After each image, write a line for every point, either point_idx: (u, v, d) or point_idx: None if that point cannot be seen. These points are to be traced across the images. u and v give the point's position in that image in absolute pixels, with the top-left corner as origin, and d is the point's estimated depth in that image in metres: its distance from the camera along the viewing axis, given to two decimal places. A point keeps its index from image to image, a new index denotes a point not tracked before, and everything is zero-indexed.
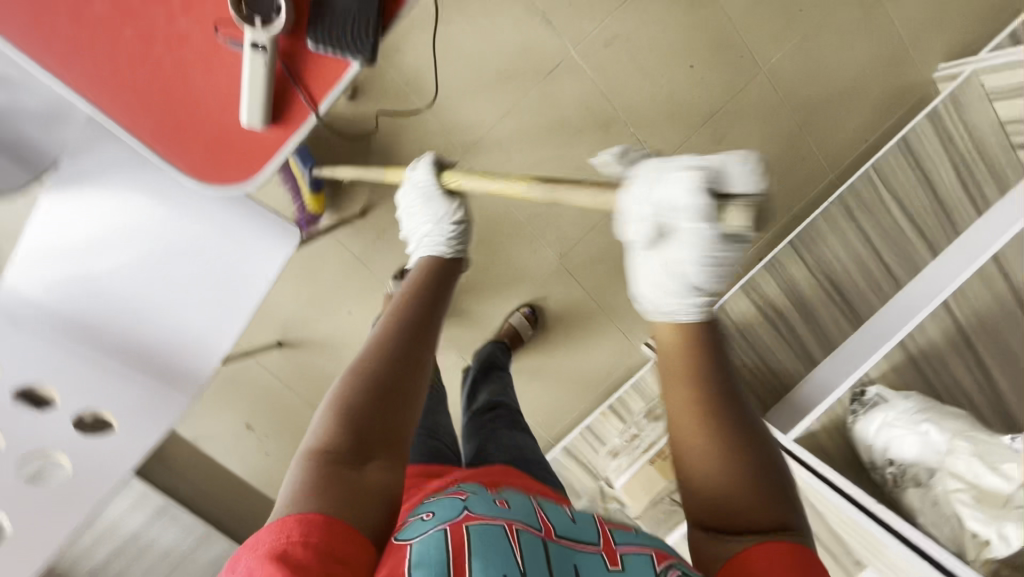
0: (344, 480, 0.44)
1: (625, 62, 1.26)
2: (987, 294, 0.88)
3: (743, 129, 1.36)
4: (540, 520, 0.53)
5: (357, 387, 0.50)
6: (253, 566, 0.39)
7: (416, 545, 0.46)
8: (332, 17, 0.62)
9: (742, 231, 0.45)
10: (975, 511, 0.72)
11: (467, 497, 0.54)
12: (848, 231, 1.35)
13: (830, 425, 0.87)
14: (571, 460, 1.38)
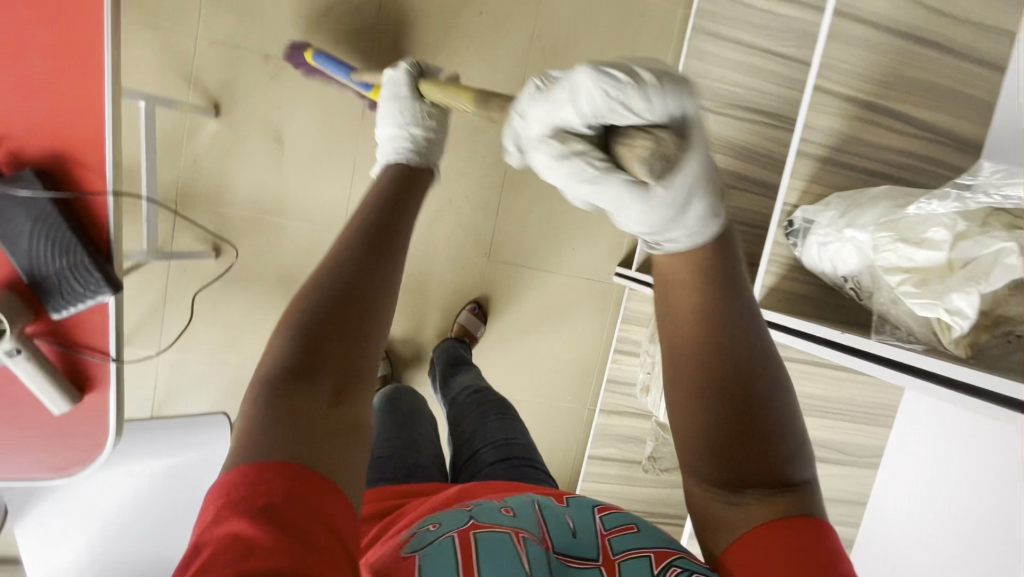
0: (303, 405, 0.39)
1: (419, 52, 1.21)
2: (852, 50, 0.79)
3: (569, 30, 1.28)
4: (539, 528, 0.50)
5: (315, 309, 0.44)
6: (221, 522, 0.33)
7: (430, 561, 0.44)
8: (54, 287, 0.75)
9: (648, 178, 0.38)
10: (914, 296, 0.59)
11: (471, 509, 0.52)
12: (726, 51, 1.25)
13: (783, 269, 0.83)
14: (616, 415, 1.38)
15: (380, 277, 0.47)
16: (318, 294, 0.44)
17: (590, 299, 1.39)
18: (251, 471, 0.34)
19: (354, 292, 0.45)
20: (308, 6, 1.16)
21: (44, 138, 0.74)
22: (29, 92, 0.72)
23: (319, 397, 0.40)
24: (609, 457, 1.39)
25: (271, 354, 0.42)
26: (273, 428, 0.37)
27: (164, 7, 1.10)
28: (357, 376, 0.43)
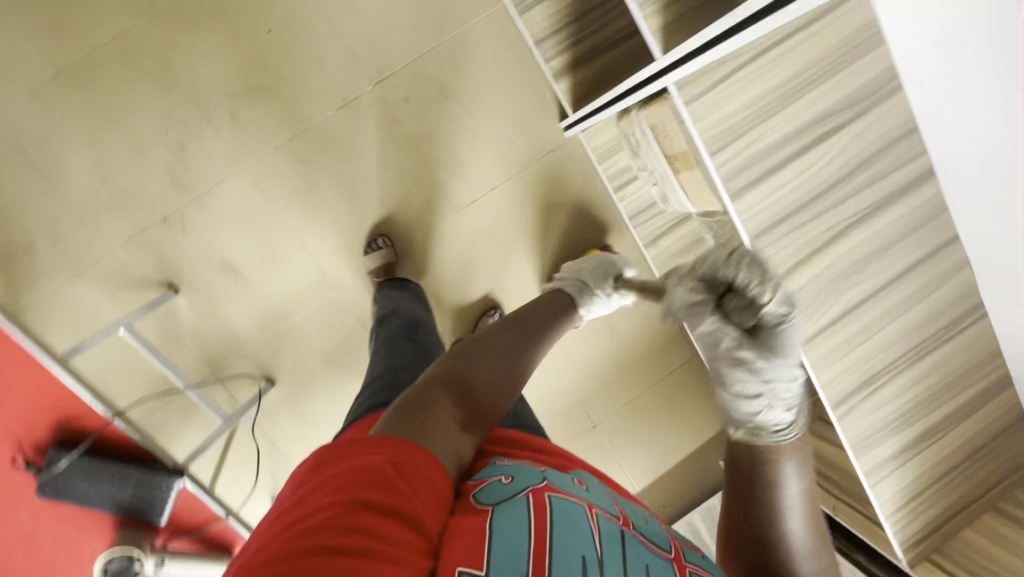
0: (440, 424, 0.53)
1: (260, 109, 1.22)
2: None
3: None
4: (618, 510, 0.55)
5: (482, 360, 0.60)
6: (340, 471, 0.45)
7: (500, 510, 0.48)
8: (138, 511, 1.20)
9: None
10: None
11: (543, 471, 0.55)
12: None
13: None
14: (661, 239, 1.32)
15: (514, 342, 0.64)
16: (465, 346, 0.62)
17: (562, 168, 1.36)
18: (382, 439, 0.48)
19: (516, 367, 0.62)
20: (154, 155, 1.19)
21: (46, 412, 1.13)
22: (5, 394, 1.08)
23: (446, 412, 0.54)
24: None
25: (438, 371, 0.59)
26: (397, 419, 0.52)
27: (71, 254, 1.19)
28: (480, 426, 0.57)
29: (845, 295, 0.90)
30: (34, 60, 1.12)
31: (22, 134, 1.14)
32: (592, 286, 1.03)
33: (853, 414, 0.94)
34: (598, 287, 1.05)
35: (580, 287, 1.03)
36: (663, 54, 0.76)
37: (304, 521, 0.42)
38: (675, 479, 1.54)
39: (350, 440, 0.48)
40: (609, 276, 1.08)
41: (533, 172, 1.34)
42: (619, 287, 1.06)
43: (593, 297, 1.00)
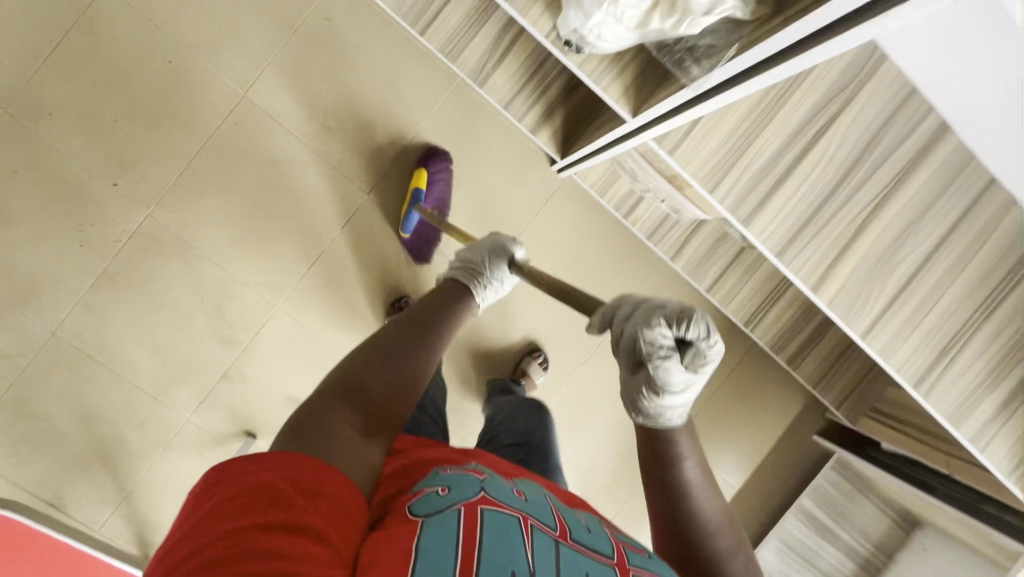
0: (344, 433, 0.52)
1: (274, 250, 1.28)
2: None
3: (312, 107, 1.25)
4: (557, 520, 0.52)
5: (359, 360, 0.62)
6: (231, 495, 0.43)
7: (429, 525, 0.46)
8: None
9: None
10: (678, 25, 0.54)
11: (481, 480, 0.53)
12: None
13: (615, 73, 0.74)
14: (684, 248, 1.28)
15: (401, 345, 0.66)
16: (358, 356, 0.63)
17: (566, 207, 1.36)
18: (281, 456, 0.46)
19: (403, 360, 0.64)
20: (197, 322, 1.27)
21: None
22: None
23: (349, 424, 0.54)
24: (720, 276, 1.28)
25: (328, 383, 0.59)
26: (297, 437, 0.50)
27: (155, 431, 1.29)
28: (383, 425, 0.57)
29: (892, 275, 0.86)
30: (73, 276, 1.22)
31: (83, 342, 1.24)
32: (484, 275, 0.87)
33: (936, 387, 0.89)
34: (493, 273, 0.88)
35: (463, 269, 0.88)
36: (634, 115, 0.75)
37: (194, 556, 0.39)
38: (770, 467, 1.51)
39: (245, 457, 0.46)
40: (502, 265, 0.89)
41: (432, 152, 1.27)
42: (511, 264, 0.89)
43: (487, 278, 0.87)
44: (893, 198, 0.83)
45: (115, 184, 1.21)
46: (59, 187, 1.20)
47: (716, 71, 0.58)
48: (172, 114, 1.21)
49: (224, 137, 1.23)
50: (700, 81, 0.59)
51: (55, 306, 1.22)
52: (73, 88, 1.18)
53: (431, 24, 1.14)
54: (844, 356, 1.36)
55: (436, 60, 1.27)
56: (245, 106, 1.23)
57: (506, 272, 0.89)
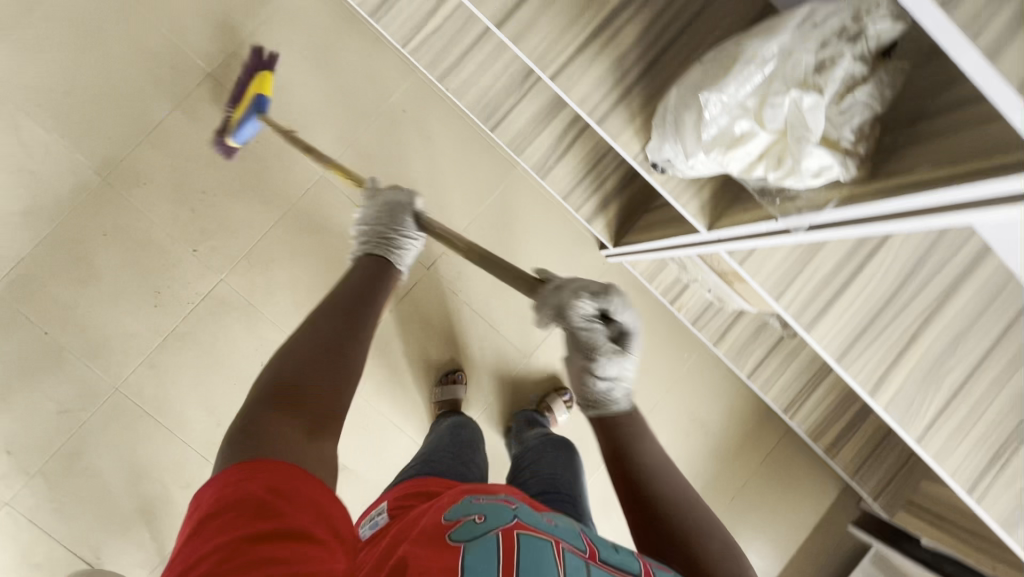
0: (289, 435, 0.54)
1: None
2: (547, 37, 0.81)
3: (382, 187, 1.35)
4: (584, 543, 0.56)
5: (323, 322, 0.69)
6: (220, 524, 0.45)
7: (471, 549, 0.48)
8: None
9: (763, 137, 0.58)
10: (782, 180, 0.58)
11: (514, 509, 0.57)
12: (474, 63, 1.25)
13: (696, 193, 0.82)
14: (727, 335, 1.34)
15: (357, 307, 0.74)
16: (319, 320, 0.70)
17: None
18: (248, 467, 0.49)
19: (348, 332, 0.69)
20: (253, 385, 1.31)
21: None
22: None
23: (291, 426, 0.55)
24: (761, 363, 1.33)
25: (264, 383, 0.60)
26: (251, 443, 0.52)
27: None
28: (331, 421, 0.59)
29: (943, 385, 0.91)
30: (143, 334, 1.27)
31: (143, 399, 1.27)
32: (395, 233, 0.96)
33: (989, 493, 0.92)
34: (403, 230, 0.97)
35: (371, 238, 0.96)
36: (708, 229, 0.83)
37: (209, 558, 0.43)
38: (804, 556, 1.51)
39: (213, 485, 0.48)
40: (410, 221, 0.99)
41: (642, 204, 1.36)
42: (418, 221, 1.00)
43: (400, 235, 0.96)
44: (941, 313, 0.89)
45: (194, 250, 1.29)
46: (142, 251, 1.27)
47: (801, 222, 0.60)
48: (254, 188, 1.31)
49: (298, 211, 1.32)
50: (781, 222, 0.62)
51: (121, 363, 1.27)
52: (167, 162, 1.28)
53: (501, 123, 1.25)
54: (881, 448, 1.38)
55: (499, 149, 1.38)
56: (323, 184, 1.33)
57: (413, 221, 0.99)
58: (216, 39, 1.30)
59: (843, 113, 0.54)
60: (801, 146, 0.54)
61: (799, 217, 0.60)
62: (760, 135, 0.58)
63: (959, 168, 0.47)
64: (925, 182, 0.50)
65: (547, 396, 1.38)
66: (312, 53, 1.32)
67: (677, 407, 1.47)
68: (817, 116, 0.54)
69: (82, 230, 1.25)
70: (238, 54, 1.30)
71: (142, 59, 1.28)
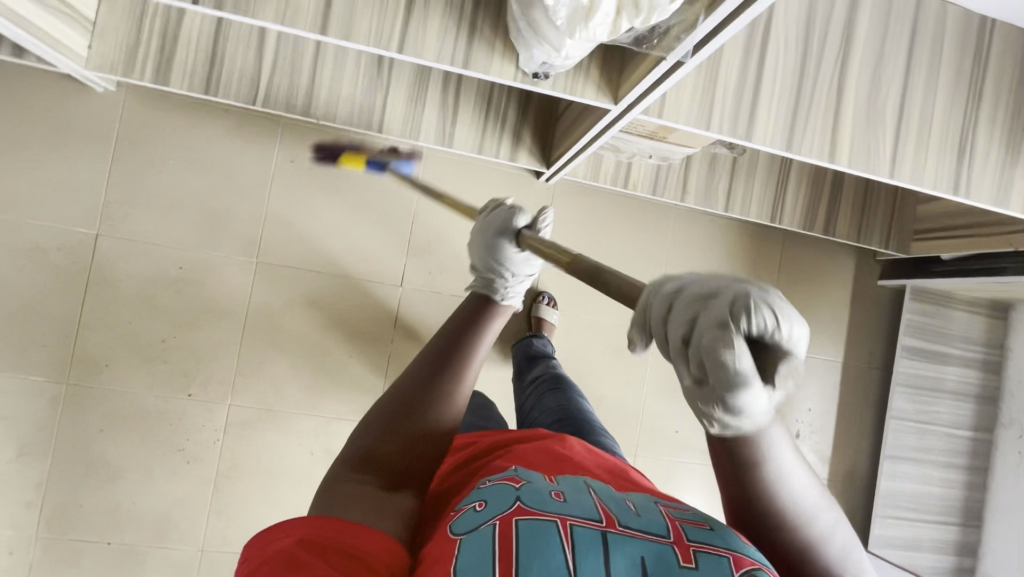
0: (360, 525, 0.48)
1: (350, 377, 1.33)
2: (372, 13, 0.78)
3: (317, 239, 1.33)
4: (602, 508, 0.47)
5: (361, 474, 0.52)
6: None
7: (466, 542, 0.44)
8: None
9: None
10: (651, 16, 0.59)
11: (523, 481, 0.50)
12: (327, 80, 1.21)
13: (586, 78, 0.82)
14: (688, 185, 1.36)
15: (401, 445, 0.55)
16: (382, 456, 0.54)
17: (569, 205, 1.45)
18: (307, 519, 0.45)
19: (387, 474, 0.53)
20: (318, 475, 1.31)
21: None
22: None
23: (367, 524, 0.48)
24: (730, 190, 1.36)
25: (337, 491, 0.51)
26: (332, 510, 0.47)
27: None
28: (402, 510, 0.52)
29: (886, 116, 0.94)
30: (194, 491, 1.27)
31: (232, 545, 1.28)
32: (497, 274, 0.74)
33: (975, 182, 0.97)
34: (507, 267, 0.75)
35: (479, 278, 0.76)
36: (615, 102, 0.83)
37: None
38: (857, 327, 1.58)
39: (263, 535, 0.45)
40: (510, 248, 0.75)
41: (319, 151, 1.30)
42: (519, 245, 0.75)
43: (505, 269, 0.75)
44: (852, 55, 0.91)
45: (189, 394, 1.27)
46: (145, 423, 1.26)
47: (691, 39, 0.61)
48: (205, 309, 1.28)
49: (258, 306, 1.30)
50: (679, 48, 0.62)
51: (193, 527, 1.27)
52: (113, 334, 1.25)
53: (384, 119, 1.22)
54: (868, 200, 1.43)
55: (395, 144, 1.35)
56: (263, 269, 1.31)
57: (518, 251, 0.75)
58: (82, 200, 1.24)
59: None
60: None
61: (681, 45, 0.62)
62: None
63: None
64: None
65: (533, 309, 1.39)
66: (178, 160, 1.28)
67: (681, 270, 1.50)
68: None
69: (80, 438, 1.23)
70: (111, 201, 1.25)
71: (28, 259, 1.22)
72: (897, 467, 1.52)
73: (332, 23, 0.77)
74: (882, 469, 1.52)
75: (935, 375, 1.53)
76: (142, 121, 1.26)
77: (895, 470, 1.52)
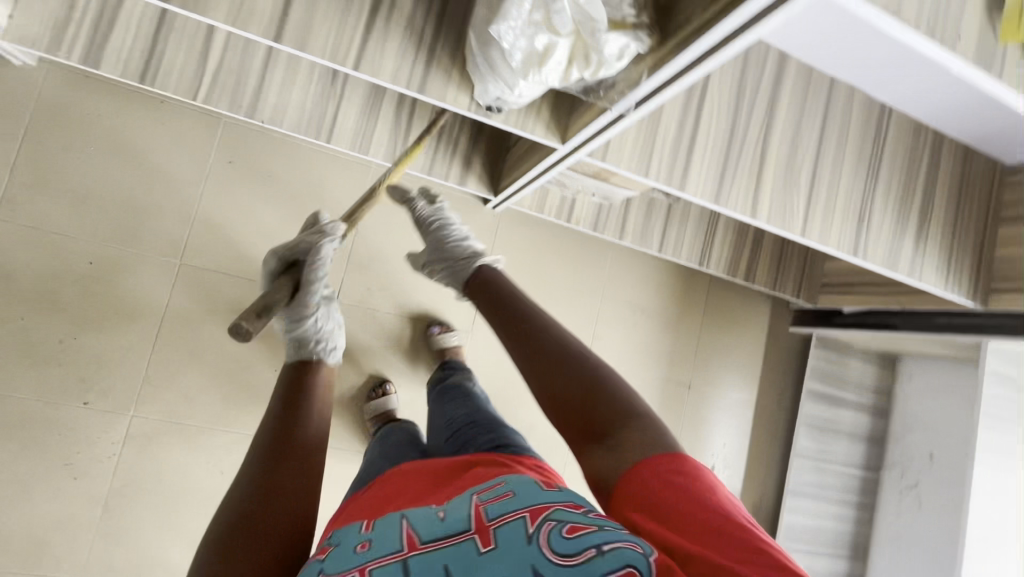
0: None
1: (272, 392, 1.26)
2: (329, 28, 0.78)
3: (250, 246, 1.27)
4: (403, 534, 0.52)
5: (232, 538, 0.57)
6: None
7: None
8: None
9: (563, 42, 0.61)
10: (600, 70, 0.63)
11: (322, 557, 0.54)
12: (277, 85, 1.18)
13: (537, 117, 0.85)
14: (628, 224, 1.43)
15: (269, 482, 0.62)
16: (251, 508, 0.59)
17: (514, 234, 1.48)
18: None
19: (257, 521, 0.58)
20: None
21: None
22: None
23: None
24: (664, 233, 1.45)
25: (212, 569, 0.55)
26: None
27: None
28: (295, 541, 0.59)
29: (801, 181, 1.04)
30: (78, 511, 1.15)
31: (117, 572, 1.16)
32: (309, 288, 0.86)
33: (870, 247, 1.10)
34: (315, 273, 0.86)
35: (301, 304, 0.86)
36: (562, 142, 0.87)
37: None
38: (769, 369, 1.71)
39: None
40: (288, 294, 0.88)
41: None
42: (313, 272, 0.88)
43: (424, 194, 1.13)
44: (775, 123, 1.01)
45: (86, 402, 1.16)
46: (28, 432, 1.13)
47: (636, 95, 0.65)
48: (113, 310, 1.18)
49: (176, 311, 1.22)
50: (623, 101, 0.66)
51: (72, 551, 1.14)
52: (0, 331, 1.12)
53: (334, 130, 1.20)
54: (784, 253, 1.57)
55: (343, 156, 1.33)
56: (186, 271, 1.23)
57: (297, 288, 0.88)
58: None
59: None
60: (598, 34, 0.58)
61: (625, 99, 0.66)
62: (560, 43, 0.61)
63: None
64: (700, 27, 0.56)
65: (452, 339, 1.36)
66: (101, 148, 1.19)
67: (615, 305, 1.57)
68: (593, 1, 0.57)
69: None
70: (16, 182, 1.14)
71: None
72: (800, 504, 1.63)
73: (288, 33, 0.76)
74: (786, 503, 1.62)
75: (834, 418, 1.67)
76: (64, 102, 1.17)
77: (798, 507, 1.63)
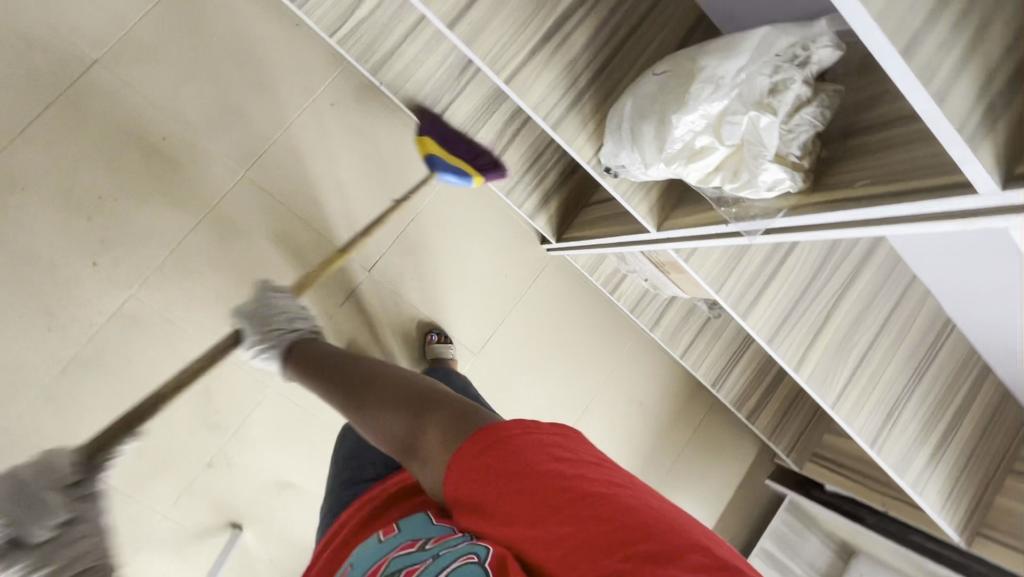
0: None
1: None
2: (498, 36, 0.79)
3: (312, 187, 1.27)
4: None
5: None
6: None
7: None
8: None
9: (721, 150, 0.62)
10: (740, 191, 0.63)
11: None
12: (409, 56, 1.19)
13: (645, 195, 0.86)
14: (663, 319, 1.43)
15: None
16: None
17: (555, 281, 1.48)
18: None
19: None
20: (180, 409, 1.18)
21: None
22: None
23: None
24: (693, 341, 1.45)
25: None
26: None
27: (125, 533, 1.16)
28: None
29: (851, 356, 1.05)
30: (35, 363, 1.10)
31: (42, 438, 1.11)
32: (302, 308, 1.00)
33: (886, 445, 1.09)
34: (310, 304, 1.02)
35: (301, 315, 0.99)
36: (658, 228, 0.87)
37: None
38: (732, 511, 1.68)
39: None
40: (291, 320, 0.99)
41: None
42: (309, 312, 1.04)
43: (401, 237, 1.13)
44: (849, 293, 1.02)
45: (94, 263, 1.13)
46: (25, 267, 1.09)
47: (762, 224, 0.65)
48: (160, 189, 1.17)
49: (217, 216, 1.20)
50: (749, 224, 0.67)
51: (10, 398, 1.09)
52: (48, 163, 1.10)
53: (441, 118, 1.21)
54: (792, 408, 1.56)
55: None
56: (244, 184, 1.22)
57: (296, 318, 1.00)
58: (103, 18, 1.13)
59: (791, 131, 0.60)
60: (757, 160, 0.59)
61: (752, 223, 0.66)
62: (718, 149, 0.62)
63: (902, 184, 0.55)
64: (866, 198, 0.57)
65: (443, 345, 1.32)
66: (222, 39, 1.20)
67: (617, 387, 1.55)
68: (770, 127, 0.58)
69: None
70: (131, 36, 1.14)
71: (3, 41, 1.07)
72: None
73: (461, 24, 0.78)
74: None
75: None
76: None
77: None
